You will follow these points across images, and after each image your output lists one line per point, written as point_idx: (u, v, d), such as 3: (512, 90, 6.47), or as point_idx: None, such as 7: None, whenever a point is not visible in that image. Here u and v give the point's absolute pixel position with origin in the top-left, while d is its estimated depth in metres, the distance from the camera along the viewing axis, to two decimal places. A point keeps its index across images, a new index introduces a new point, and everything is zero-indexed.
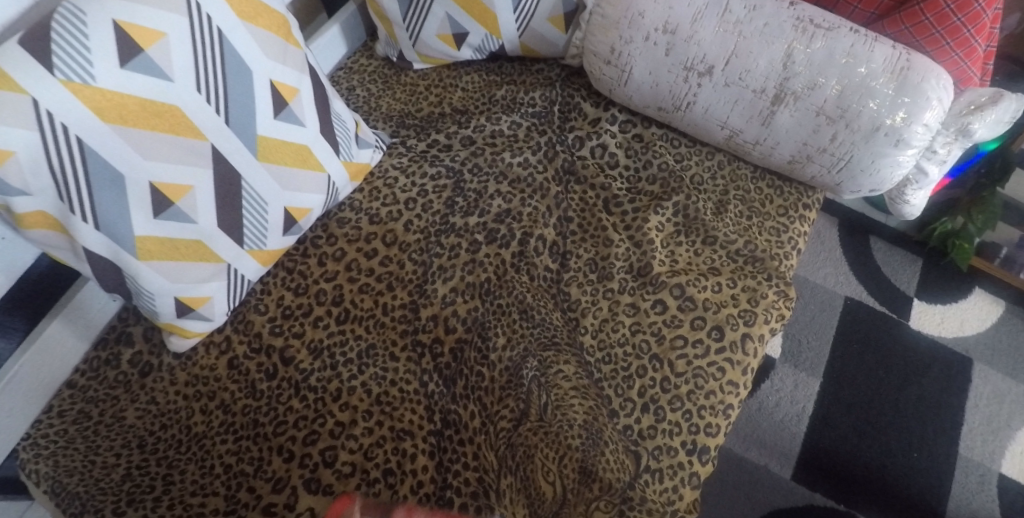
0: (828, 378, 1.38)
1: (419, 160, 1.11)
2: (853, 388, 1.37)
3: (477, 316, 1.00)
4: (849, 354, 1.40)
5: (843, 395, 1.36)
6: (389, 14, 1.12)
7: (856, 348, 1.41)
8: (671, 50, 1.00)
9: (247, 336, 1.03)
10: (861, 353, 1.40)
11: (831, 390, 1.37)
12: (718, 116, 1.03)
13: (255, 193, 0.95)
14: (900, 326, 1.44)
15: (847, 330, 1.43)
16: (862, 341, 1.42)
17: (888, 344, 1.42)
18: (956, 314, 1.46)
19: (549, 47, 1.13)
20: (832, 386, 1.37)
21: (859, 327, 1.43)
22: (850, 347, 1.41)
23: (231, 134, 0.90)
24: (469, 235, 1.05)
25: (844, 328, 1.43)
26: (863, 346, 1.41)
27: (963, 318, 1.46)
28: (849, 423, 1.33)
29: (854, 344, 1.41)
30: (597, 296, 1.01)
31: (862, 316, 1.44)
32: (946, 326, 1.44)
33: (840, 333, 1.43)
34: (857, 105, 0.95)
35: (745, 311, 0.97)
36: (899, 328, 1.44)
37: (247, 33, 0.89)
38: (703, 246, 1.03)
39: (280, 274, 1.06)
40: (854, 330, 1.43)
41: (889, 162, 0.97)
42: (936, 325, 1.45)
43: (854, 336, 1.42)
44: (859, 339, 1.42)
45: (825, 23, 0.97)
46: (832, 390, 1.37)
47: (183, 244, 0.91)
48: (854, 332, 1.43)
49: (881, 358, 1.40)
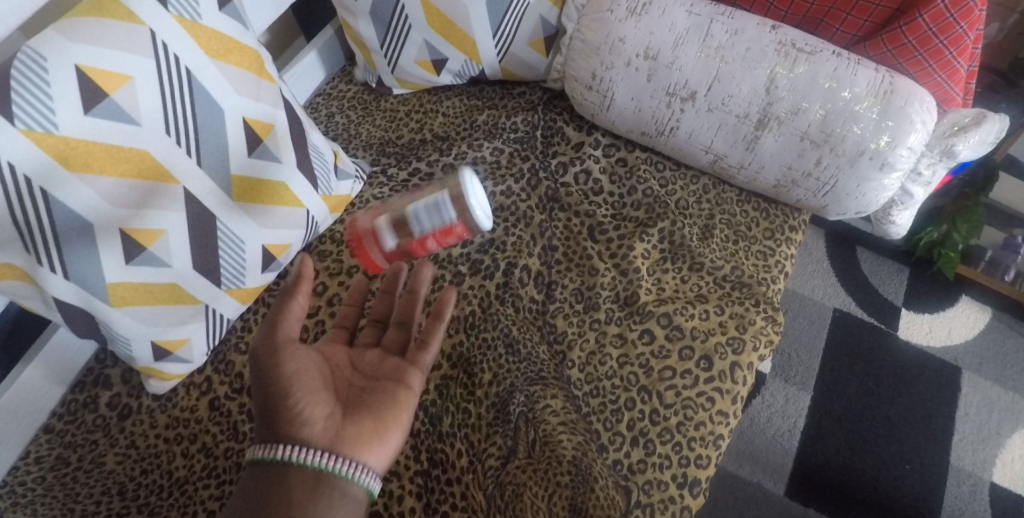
0: (818, 392, 1.37)
1: (400, 190, 1.08)
2: (844, 402, 1.36)
3: (462, 351, 0.98)
4: (839, 367, 1.39)
5: (834, 409, 1.35)
6: (367, 41, 1.10)
7: (846, 361, 1.40)
8: (653, 76, 0.99)
9: (228, 375, 1.01)
10: (851, 366, 1.40)
11: (822, 404, 1.36)
12: (701, 141, 1.01)
13: (231, 233, 0.92)
14: (888, 337, 1.43)
15: (838, 343, 1.42)
16: (852, 353, 1.41)
17: (878, 355, 1.41)
18: (943, 323, 1.45)
19: (530, 71, 1.11)
20: (823, 400, 1.36)
21: (849, 339, 1.42)
22: (840, 360, 1.40)
23: (203, 175, 0.87)
24: (452, 266, 1.03)
25: (834, 341, 1.42)
26: (852, 359, 1.40)
27: (951, 326, 1.45)
28: (840, 436, 1.33)
29: (845, 357, 1.40)
30: (583, 328, 0.99)
31: (851, 328, 1.43)
32: (934, 336, 1.43)
33: (830, 346, 1.42)
34: (841, 129, 0.94)
35: (733, 339, 0.96)
36: (888, 339, 1.43)
37: (217, 71, 0.86)
38: (690, 273, 1.02)
39: (261, 310, 1.05)
40: (843, 343, 1.42)
41: (874, 186, 0.96)
42: (924, 335, 1.43)
43: (844, 348, 1.41)
44: (849, 352, 1.41)
45: (807, 46, 0.96)
46: (823, 404, 1.36)
47: (158, 288, 0.89)
48: (843, 345, 1.42)
49: (870, 370, 1.39)
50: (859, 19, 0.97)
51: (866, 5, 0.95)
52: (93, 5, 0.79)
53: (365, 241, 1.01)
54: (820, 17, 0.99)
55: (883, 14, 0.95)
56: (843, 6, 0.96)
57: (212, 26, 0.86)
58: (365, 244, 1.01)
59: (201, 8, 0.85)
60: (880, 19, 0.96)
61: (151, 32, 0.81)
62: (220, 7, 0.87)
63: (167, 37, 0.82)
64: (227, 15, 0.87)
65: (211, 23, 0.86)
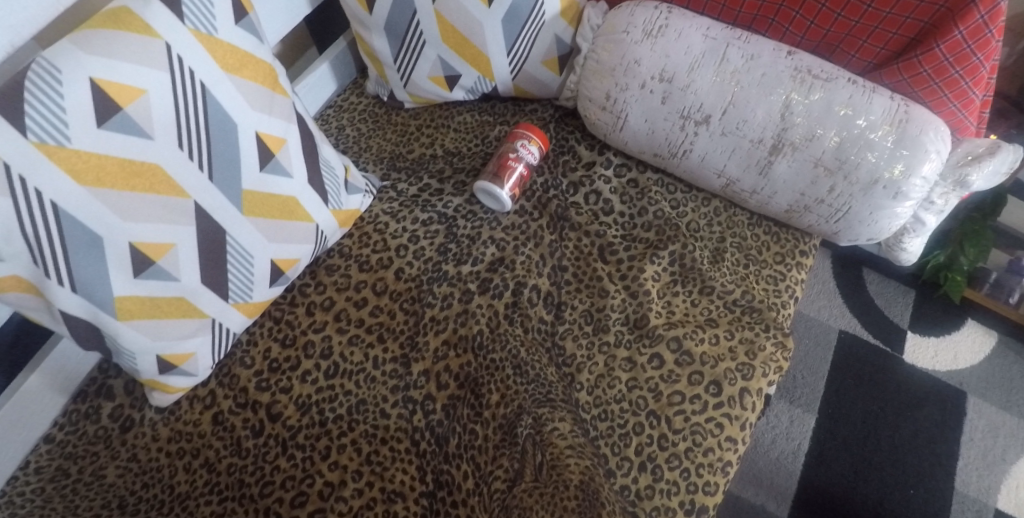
0: (822, 414, 1.36)
1: (410, 205, 1.08)
2: (848, 425, 1.35)
3: (470, 371, 0.98)
4: (844, 389, 1.38)
5: (838, 432, 1.34)
6: (379, 55, 1.10)
7: (851, 383, 1.39)
8: (667, 98, 0.99)
9: (233, 389, 1.00)
10: (856, 389, 1.38)
11: (826, 426, 1.35)
12: (714, 165, 1.01)
13: (240, 247, 0.91)
14: (894, 361, 1.41)
15: (843, 365, 1.40)
16: (857, 376, 1.39)
17: (883, 378, 1.39)
18: (949, 347, 1.43)
19: (544, 89, 1.11)
20: (827, 422, 1.35)
21: (854, 362, 1.41)
22: (845, 382, 1.39)
23: (214, 189, 0.86)
24: (462, 284, 1.02)
25: (839, 364, 1.41)
26: (858, 381, 1.39)
27: (957, 350, 1.42)
28: (845, 459, 1.32)
29: (850, 380, 1.39)
30: (592, 351, 0.99)
31: (856, 351, 1.42)
32: (939, 360, 1.41)
33: (835, 369, 1.40)
34: (856, 157, 0.93)
35: (743, 365, 0.95)
36: (893, 363, 1.41)
37: (232, 86, 0.86)
38: (700, 296, 1.01)
39: (267, 324, 1.03)
40: (848, 365, 1.41)
41: (887, 214, 0.96)
42: (929, 359, 1.41)
43: (849, 371, 1.40)
44: (854, 375, 1.40)
45: (823, 73, 0.96)
46: (827, 426, 1.35)
47: (166, 302, 0.88)
48: (849, 367, 1.40)
49: (876, 393, 1.38)
50: (875, 47, 0.96)
51: (883, 32, 0.95)
52: (109, 17, 0.78)
53: (506, 162, 1.05)
54: (836, 43, 0.98)
55: (900, 43, 0.95)
56: (859, 33, 0.96)
57: (228, 40, 0.85)
58: (512, 161, 1.05)
59: (217, 22, 0.84)
60: (895, 47, 0.95)
61: (167, 45, 0.80)
62: (237, 22, 0.86)
63: (183, 50, 0.81)
64: (242, 29, 0.87)
65: (227, 37, 0.85)
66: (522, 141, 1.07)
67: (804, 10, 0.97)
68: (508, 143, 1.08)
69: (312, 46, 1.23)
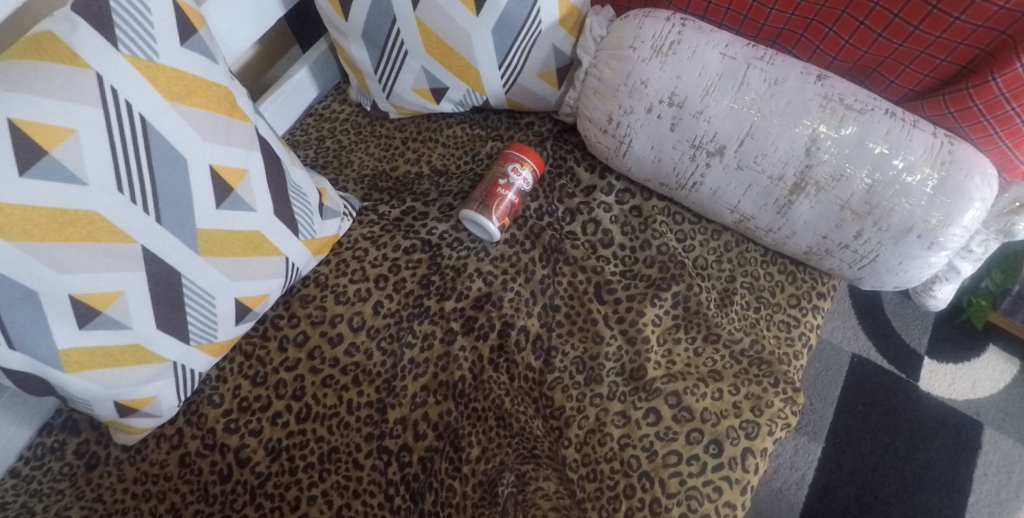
0: (830, 442, 1.26)
1: (392, 229, 0.99)
2: (858, 454, 1.25)
3: (449, 421, 0.90)
4: (854, 417, 1.28)
5: (847, 461, 1.24)
6: (359, 65, 1.00)
7: (862, 410, 1.29)
8: (677, 125, 0.89)
9: (200, 429, 0.92)
10: (867, 417, 1.28)
11: (834, 455, 1.25)
12: (726, 200, 0.92)
13: (198, 288, 0.84)
14: (909, 388, 1.30)
15: (854, 391, 1.30)
16: (869, 402, 1.29)
17: (896, 405, 1.29)
18: (968, 374, 1.31)
19: (541, 102, 1.01)
20: (835, 451, 1.25)
21: (867, 386, 1.31)
22: (856, 409, 1.29)
23: (164, 231, 0.79)
24: (445, 322, 0.94)
25: (851, 389, 1.30)
26: (869, 408, 1.29)
27: (975, 378, 1.31)
28: (851, 492, 1.22)
29: (860, 406, 1.29)
30: (583, 403, 0.90)
31: (870, 376, 1.32)
32: (956, 388, 1.30)
33: (846, 394, 1.30)
34: (888, 202, 0.82)
35: (746, 423, 0.86)
36: (908, 391, 1.30)
37: (178, 116, 0.78)
38: (704, 344, 0.92)
39: (237, 359, 0.95)
40: (860, 391, 1.30)
41: (919, 264, 0.85)
42: (946, 387, 1.30)
43: (860, 397, 1.30)
44: (866, 401, 1.29)
45: (857, 103, 0.84)
46: (834, 455, 1.25)
47: (118, 351, 0.81)
48: (860, 393, 1.30)
49: (888, 422, 1.27)
50: (919, 74, 0.84)
51: (929, 58, 0.82)
52: (31, 44, 0.71)
53: (495, 189, 0.96)
54: (873, 66, 0.86)
55: (948, 70, 0.82)
56: (902, 57, 0.83)
57: (171, 64, 0.77)
58: (501, 189, 0.96)
59: (158, 46, 0.76)
60: (943, 75, 0.83)
61: (98, 75, 0.72)
62: (182, 42, 0.78)
63: (116, 80, 0.73)
64: (187, 49, 0.78)
65: (169, 62, 0.77)
66: (513, 165, 0.97)
67: (838, 26, 0.85)
68: (498, 166, 0.98)
69: (284, 47, 1.11)
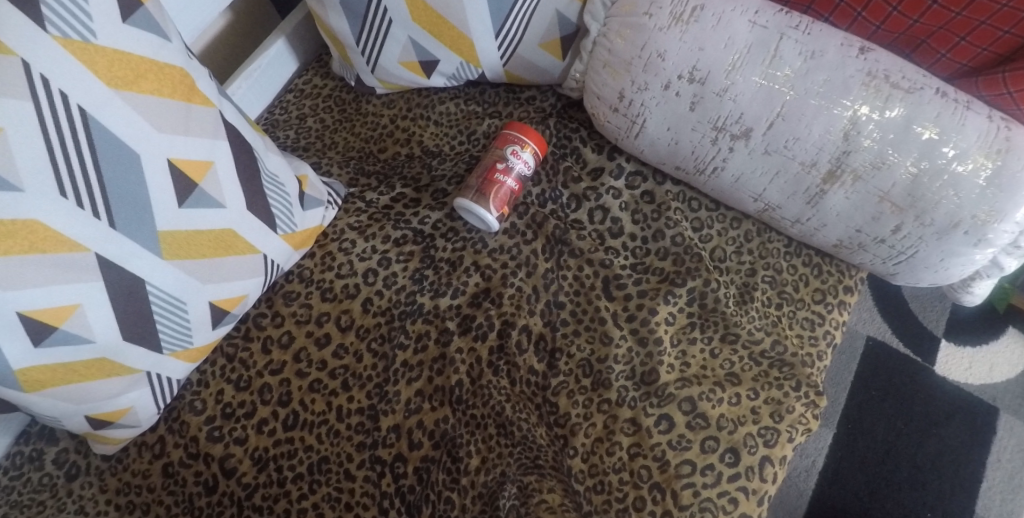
0: (842, 429, 1.20)
1: (381, 219, 0.91)
2: (869, 441, 1.19)
3: (446, 429, 0.83)
4: (867, 402, 1.21)
5: (858, 448, 1.18)
6: (340, 35, 0.89)
7: (874, 396, 1.22)
8: (697, 104, 0.80)
9: (183, 438, 0.86)
10: (880, 403, 1.21)
11: (845, 441, 1.19)
12: (750, 187, 0.83)
13: (166, 294, 0.76)
14: (924, 373, 1.23)
15: (868, 375, 1.23)
16: (883, 387, 1.22)
17: (912, 389, 1.22)
18: (985, 358, 1.24)
19: (542, 75, 0.91)
20: (846, 437, 1.19)
21: (881, 371, 1.23)
22: (869, 394, 1.22)
23: (120, 236, 0.71)
24: (439, 321, 0.87)
25: (865, 374, 1.23)
26: (883, 393, 1.22)
27: (993, 362, 1.23)
28: (861, 479, 1.16)
29: (873, 392, 1.22)
30: (590, 410, 0.83)
31: (885, 360, 1.24)
32: (973, 373, 1.23)
33: (859, 379, 1.23)
34: (934, 194, 0.75)
35: (767, 429, 0.79)
36: (922, 374, 1.23)
37: (126, 105, 0.69)
38: (721, 345, 0.85)
39: (219, 362, 0.88)
40: (874, 375, 1.23)
41: (962, 261, 0.78)
42: (962, 371, 1.23)
43: (874, 382, 1.23)
44: (879, 386, 1.22)
45: (904, 81, 0.76)
46: (845, 442, 1.19)
47: (81, 365, 0.74)
48: (873, 378, 1.23)
49: (902, 406, 1.21)
50: (975, 47, 0.75)
51: (990, 30, 0.73)
52: None
53: (493, 175, 0.87)
54: (922, 37, 0.77)
55: (1010, 45, 0.74)
56: (958, 28, 0.74)
57: (112, 45, 0.67)
58: (499, 175, 0.87)
59: (95, 24, 0.66)
60: (1003, 49, 0.74)
61: (24, 62, 0.63)
62: (124, 20, 0.68)
63: (48, 68, 0.64)
64: (132, 25, 0.69)
65: (111, 43, 0.67)
66: (513, 147, 0.88)
67: None
68: (496, 149, 0.89)
69: (254, 22, 1.03)
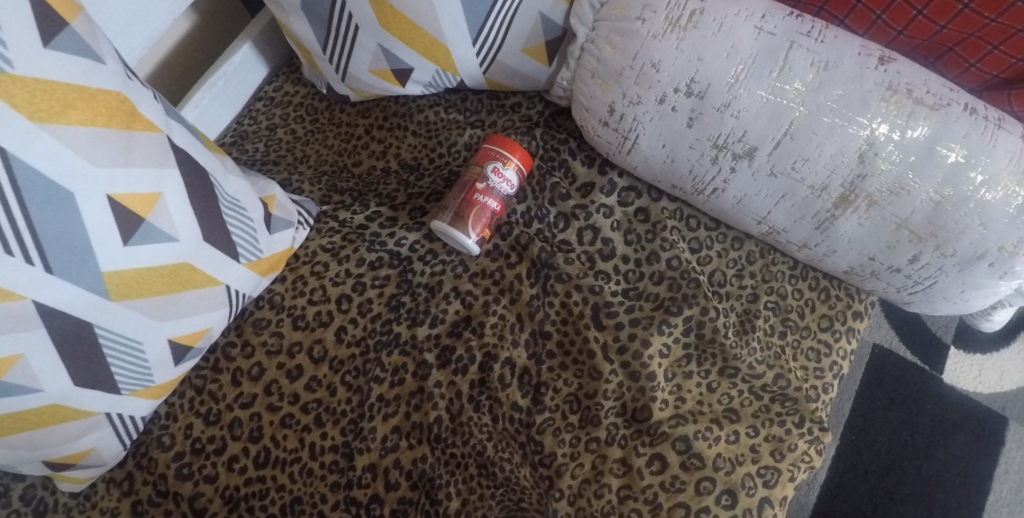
0: (846, 440, 1.11)
1: (355, 240, 0.86)
2: (874, 452, 1.10)
3: (424, 468, 0.77)
4: (872, 412, 1.12)
5: (862, 459, 1.10)
6: (307, 44, 0.83)
7: (880, 406, 1.13)
8: (695, 120, 0.72)
9: (152, 474, 0.80)
10: (886, 413, 1.12)
11: (849, 452, 1.10)
12: (753, 209, 0.76)
13: (119, 336, 0.71)
14: (932, 382, 1.14)
15: (873, 384, 1.14)
16: (889, 397, 1.13)
17: (919, 399, 1.13)
18: (995, 365, 1.15)
19: (527, 82, 0.84)
20: (849, 448, 1.10)
21: (887, 380, 1.14)
22: (874, 404, 1.13)
23: (59, 280, 0.65)
24: (417, 353, 0.81)
25: (870, 383, 1.14)
26: (889, 403, 1.13)
27: (1004, 369, 1.15)
28: (864, 492, 1.08)
29: (879, 401, 1.13)
30: (577, 449, 0.77)
31: (892, 369, 1.15)
32: (983, 381, 1.14)
33: (863, 388, 1.14)
34: (957, 224, 0.67)
35: (766, 469, 0.74)
36: (929, 383, 1.14)
37: (53, 139, 0.62)
38: (720, 378, 0.79)
39: (188, 394, 0.82)
40: (879, 384, 1.14)
41: (984, 293, 0.72)
42: (971, 380, 1.14)
43: (880, 390, 1.13)
44: (885, 395, 1.13)
45: (928, 96, 0.67)
46: (848, 454, 1.10)
47: (32, 413, 0.69)
48: (879, 387, 1.14)
49: (908, 417, 1.12)
50: (1010, 57, 0.66)
51: None
52: None
53: (472, 196, 0.81)
54: (949, 44, 0.68)
55: None
56: (991, 35, 0.66)
57: (32, 74, 0.60)
58: (479, 195, 0.81)
59: (11, 52, 0.60)
60: None
61: None
62: (44, 44, 0.61)
63: None
64: (56, 49, 0.62)
65: (29, 72, 0.60)
66: (494, 164, 0.81)
67: None
68: (477, 166, 0.82)
69: (218, 28, 0.98)
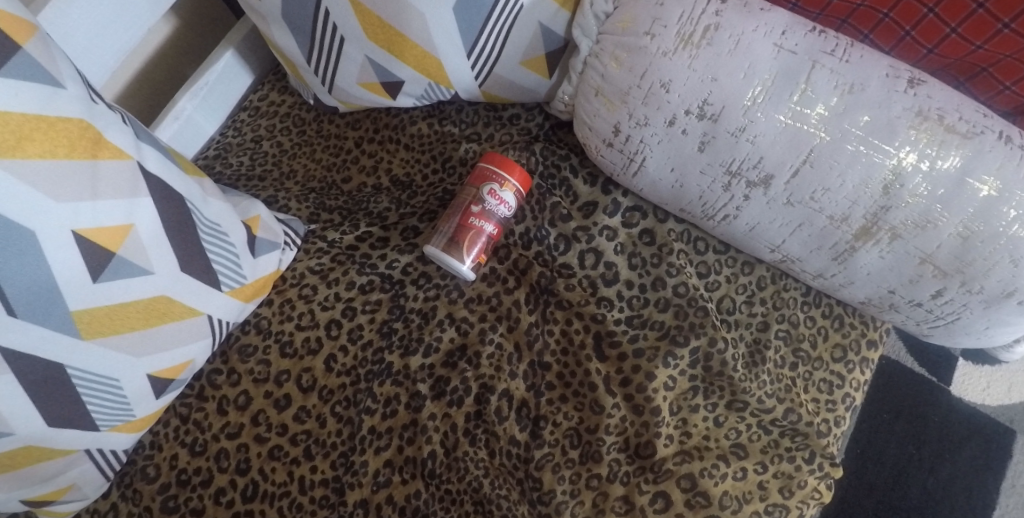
0: (850, 454, 1.08)
1: (345, 261, 0.82)
2: (880, 466, 1.06)
3: (418, 505, 0.74)
4: (877, 426, 1.09)
5: (867, 474, 1.06)
6: (292, 54, 0.78)
7: (886, 418, 1.09)
8: (707, 144, 0.67)
9: (136, 507, 0.76)
10: (891, 426, 1.09)
11: (854, 466, 1.07)
12: (766, 237, 0.72)
13: (94, 374, 0.67)
14: (940, 394, 1.10)
15: (879, 397, 1.10)
16: (894, 409, 1.09)
17: (926, 412, 1.09)
18: (1004, 376, 1.10)
19: (526, 95, 0.78)
20: (855, 462, 1.07)
21: (893, 393, 1.10)
22: (879, 417, 1.09)
23: (23, 323, 0.61)
24: (410, 383, 0.78)
25: (875, 395, 1.10)
26: (894, 416, 1.09)
27: (1012, 381, 1.09)
28: (869, 507, 1.05)
29: (884, 414, 1.09)
30: (577, 486, 0.73)
31: (899, 381, 1.11)
32: (991, 394, 1.09)
33: (869, 401, 1.10)
34: (986, 260, 0.63)
35: (774, 507, 0.70)
36: (937, 396, 1.10)
37: (9, 175, 0.57)
38: (727, 412, 0.75)
39: (172, 424, 0.78)
40: (885, 396, 1.10)
41: (1010, 329, 0.67)
42: (979, 392, 1.09)
43: (886, 403, 1.10)
44: (891, 408, 1.09)
45: (961, 123, 0.62)
46: (853, 467, 1.07)
47: (5, 455, 0.66)
48: (886, 400, 1.10)
49: (915, 430, 1.08)
50: None
51: None
52: None
53: (468, 220, 0.77)
54: (984, 64, 0.63)
55: None
56: None
57: None
58: (474, 219, 0.77)
59: None
60: None
61: None
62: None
63: None
64: (8, 75, 0.57)
65: None
66: (491, 186, 0.76)
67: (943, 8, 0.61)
68: (472, 186, 0.78)
69: (202, 33, 0.94)
